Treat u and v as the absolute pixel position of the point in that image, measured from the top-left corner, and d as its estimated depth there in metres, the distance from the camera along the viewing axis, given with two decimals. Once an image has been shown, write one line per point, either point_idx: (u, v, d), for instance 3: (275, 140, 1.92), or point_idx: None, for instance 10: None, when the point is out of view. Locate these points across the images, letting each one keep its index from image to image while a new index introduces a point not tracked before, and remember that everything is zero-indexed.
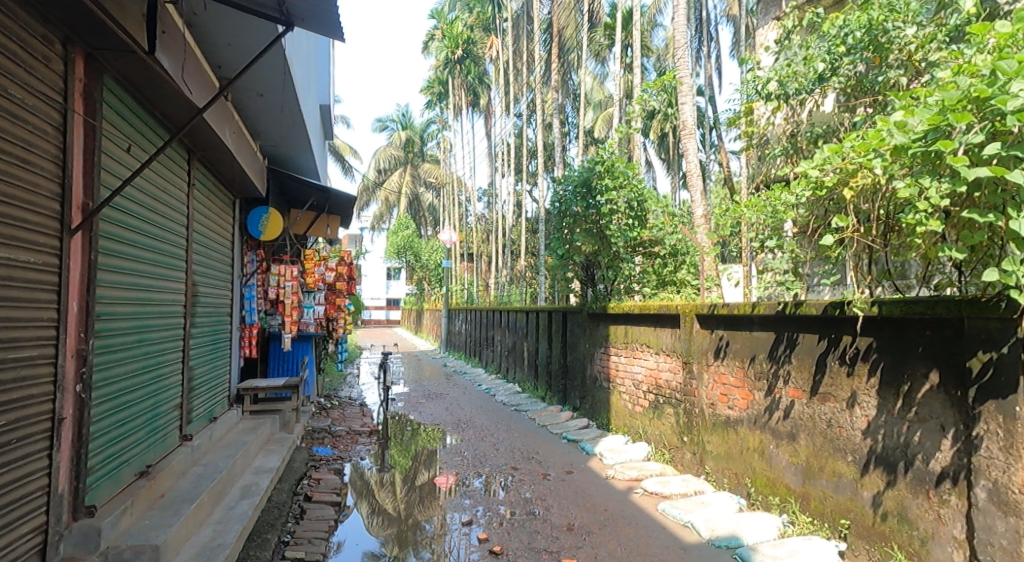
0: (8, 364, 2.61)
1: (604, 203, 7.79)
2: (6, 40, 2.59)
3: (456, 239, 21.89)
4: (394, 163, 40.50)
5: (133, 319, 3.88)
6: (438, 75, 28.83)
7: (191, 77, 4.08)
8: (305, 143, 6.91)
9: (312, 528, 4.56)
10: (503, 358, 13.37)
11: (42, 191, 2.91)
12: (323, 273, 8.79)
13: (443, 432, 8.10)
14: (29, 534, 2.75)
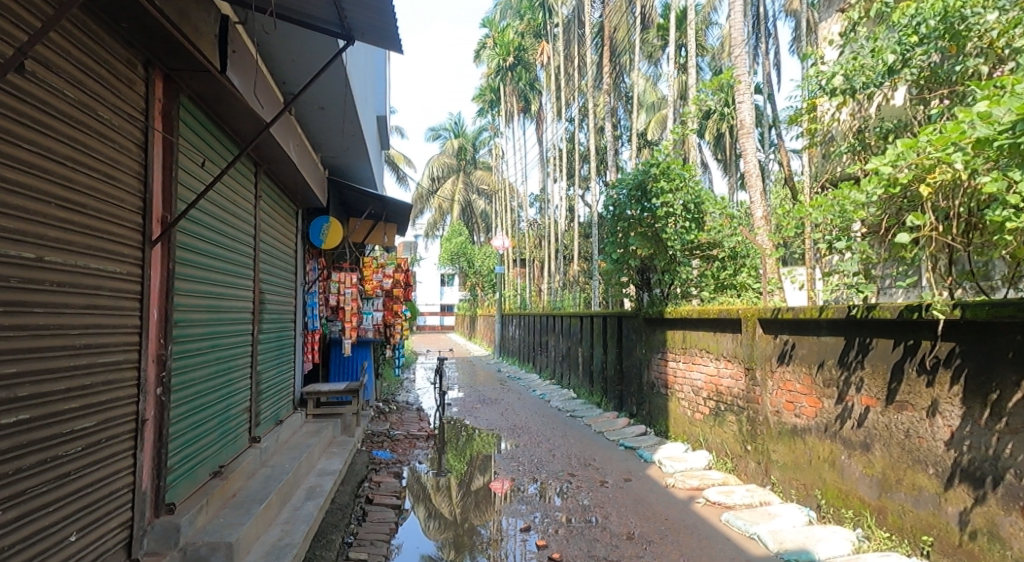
0: (95, 368, 2.85)
1: (659, 206, 7.67)
2: (93, 65, 2.82)
3: (508, 245, 21.98)
4: (447, 172, 41.26)
5: (206, 325, 4.05)
6: (489, 84, 29.08)
7: (259, 93, 4.25)
8: (362, 153, 7.09)
9: (373, 530, 4.65)
10: (558, 364, 13.28)
11: (125, 205, 3.12)
12: (381, 280, 9.07)
13: (497, 436, 8.14)
14: (115, 529, 2.96)
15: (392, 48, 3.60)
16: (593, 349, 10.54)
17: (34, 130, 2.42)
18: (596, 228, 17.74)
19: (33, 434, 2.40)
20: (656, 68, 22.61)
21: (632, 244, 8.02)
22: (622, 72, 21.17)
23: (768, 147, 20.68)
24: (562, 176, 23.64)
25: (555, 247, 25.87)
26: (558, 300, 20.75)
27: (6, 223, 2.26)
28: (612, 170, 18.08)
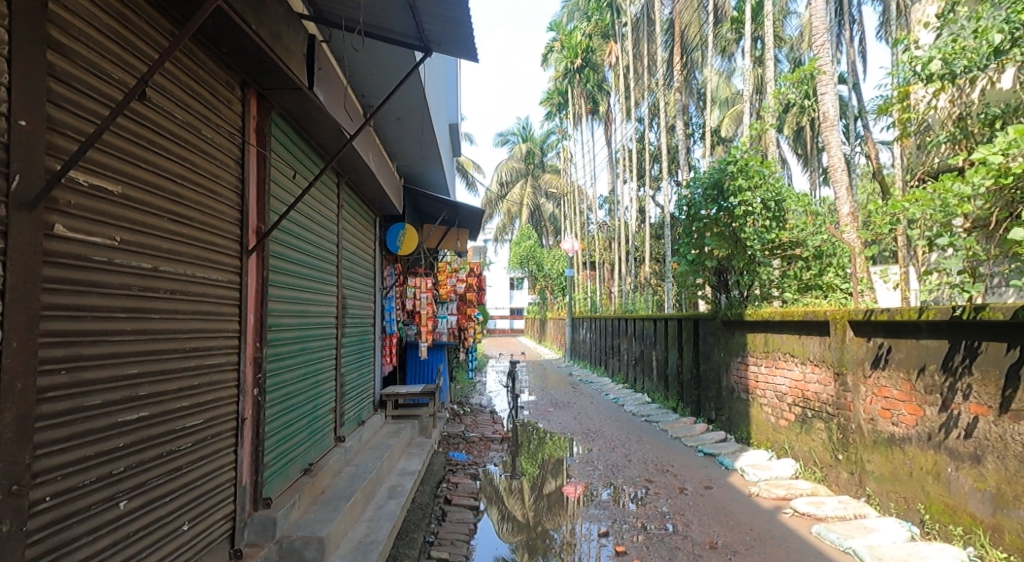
0: (202, 370, 3.18)
1: (737, 205, 7.43)
2: (198, 89, 3.08)
3: (578, 247, 21.88)
4: (515, 176, 41.57)
5: (296, 329, 4.27)
6: (556, 87, 29.04)
7: (341, 107, 4.43)
8: (434, 162, 7.26)
9: (453, 530, 4.73)
10: (631, 367, 13.08)
11: (225, 218, 3.38)
12: (455, 285, 9.44)
13: (570, 440, 8.11)
14: (221, 520, 3.23)
15: (468, 57, 3.65)
16: (668, 352, 10.30)
17: (150, 150, 2.77)
18: (670, 229, 17.30)
19: (150, 429, 2.77)
20: (729, 63, 21.84)
21: (707, 244, 7.79)
22: (694, 69, 20.62)
23: (854, 140, 19.35)
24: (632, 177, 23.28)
25: (626, 250, 25.43)
26: (629, 303, 20.39)
27: (126, 237, 2.64)
28: (685, 169, 17.59)
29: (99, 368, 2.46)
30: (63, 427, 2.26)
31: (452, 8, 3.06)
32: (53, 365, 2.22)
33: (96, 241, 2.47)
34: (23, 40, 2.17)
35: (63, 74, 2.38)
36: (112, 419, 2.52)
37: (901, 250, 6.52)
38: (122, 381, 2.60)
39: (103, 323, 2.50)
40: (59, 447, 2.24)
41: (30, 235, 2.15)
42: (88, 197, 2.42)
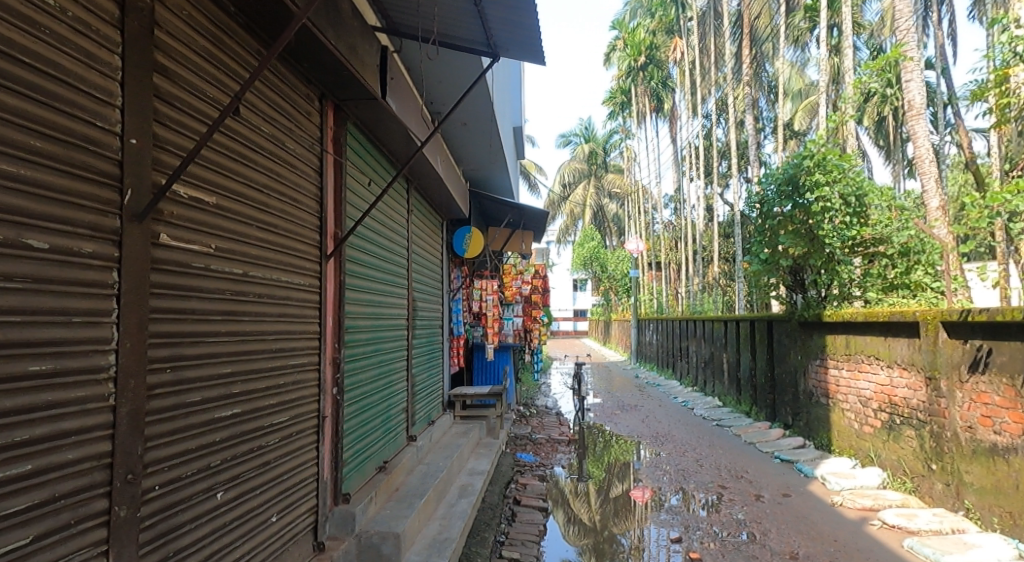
0: (286, 370, 3.34)
1: (814, 201, 7.17)
2: (281, 103, 3.26)
3: (643, 247, 21.55)
4: (577, 177, 41.31)
5: (370, 331, 4.41)
6: (618, 86, 28.73)
7: (413, 115, 4.55)
8: (499, 166, 7.35)
9: (523, 531, 4.75)
10: (700, 370, 12.75)
11: (306, 225, 3.55)
12: (520, 287, 9.53)
13: (637, 444, 8.00)
14: (304, 514, 3.38)
15: (535, 61, 3.67)
16: (740, 355, 9.98)
17: (239, 162, 2.95)
18: (741, 227, 16.75)
19: (242, 425, 2.95)
20: (802, 54, 20.92)
21: (783, 242, 7.53)
22: (765, 62, 19.90)
23: (944, 128, 17.68)
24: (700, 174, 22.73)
25: (694, 249, 24.81)
26: (697, 304, 19.88)
27: (220, 244, 2.83)
28: (756, 165, 17.01)
29: (198, 367, 2.66)
30: (168, 421, 2.46)
31: (521, 13, 3.09)
32: (160, 363, 2.43)
33: (194, 248, 2.66)
34: (133, 64, 2.35)
35: (166, 94, 2.57)
36: (210, 415, 2.72)
37: (1001, 245, 6.06)
38: (217, 379, 2.79)
39: (201, 325, 2.69)
40: (166, 441, 2.44)
41: (140, 244, 2.34)
42: (188, 208, 2.61)
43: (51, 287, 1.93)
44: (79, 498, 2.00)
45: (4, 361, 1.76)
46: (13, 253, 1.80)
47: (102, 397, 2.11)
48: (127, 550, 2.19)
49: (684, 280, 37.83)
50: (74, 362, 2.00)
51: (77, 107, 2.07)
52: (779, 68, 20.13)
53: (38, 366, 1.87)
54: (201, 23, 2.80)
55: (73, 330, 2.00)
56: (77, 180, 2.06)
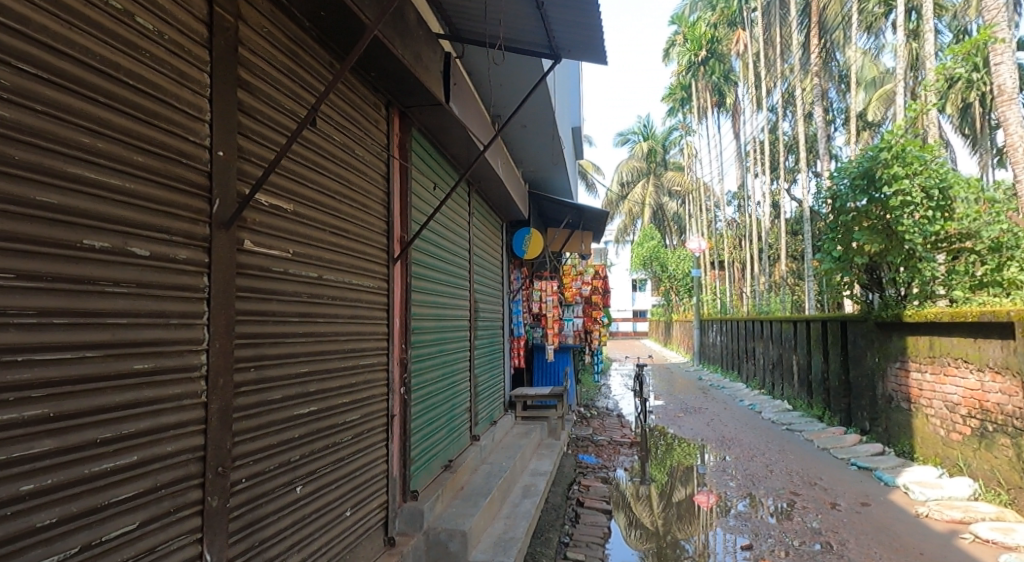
0: (358, 369, 3.47)
1: (892, 195, 6.88)
2: (351, 112, 3.38)
3: (705, 247, 21.07)
4: (636, 176, 40.63)
5: (434, 332, 4.50)
6: (678, 82, 28.30)
7: (474, 119, 4.61)
8: (559, 167, 7.35)
9: (588, 533, 4.73)
10: (768, 373, 12.33)
11: (375, 229, 3.66)
12: (581, 287, 9.42)
13: (702, 448, 7.83)
14: (375, 509, 3.49)
15: (597, 60, 3.64)
16: (812, 357, 9.58)
17: (314, 171, 3.08)
18: (810, 224, 16.10)
19: (319, 422, 3.08)
20: (876, 40, 19.79)
21: (857, 239, 7.29)
22: (835, 50, 19.02)
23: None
24: (766, 170, 22.04)
25: (759, 248, 24.05)
26: (764, 304, 19.22)
27: (297, 250, 2.96)
28: (825, 159, 16.32)
29: (279, 366, 2.80)
30: (253, 418, 2.60)
31: (584, 13, 3.07)
32: (245, 363, 2.57)
33: (274, 253, 2.79)
34: (219, 81, 2.50)
35: (248, 108, 2.72)
36: (290, 412, 2.85)
37: None
38: (295, 378, 2.92)
39: (280, 326, 2.82)
40: (251, 436, 2.58)
41: (227, 250, 2.48)
42: (269, 215, 2.75)
43: (153, 291, 2.07)
44: (176, 488, 2.14)
45: (113, 360, 1.91)
46: (121, 260, 1.94)
47: (195, 394, 2.26)
48: (218, 539, 2.33)
49: (747, 279, 36.58)
50: (170, 361, 2.14)
51: (173, 123, 2.22)
52: (849, 56, 19.26)
53: (141, 365, 2.01)
54: (279, 39, 2.94)
55: (170, 331, 2.14)
56: (172, 191, 2.20)
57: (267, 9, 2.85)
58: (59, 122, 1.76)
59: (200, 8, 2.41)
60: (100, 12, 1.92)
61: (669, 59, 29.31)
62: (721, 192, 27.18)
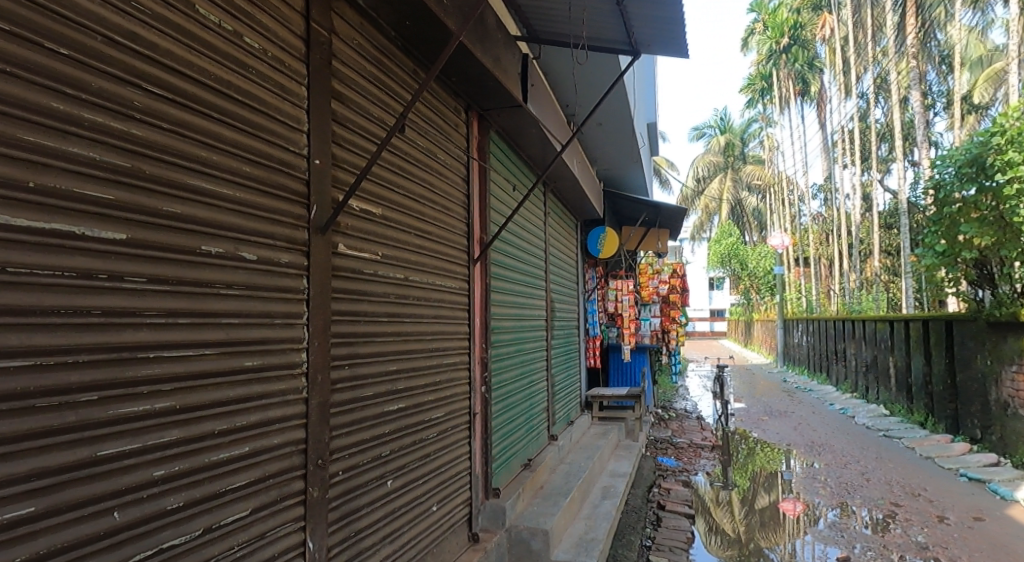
0: (441, 368, 3.55)
1: (1007, 184, 6.32)
2: (433, 117, 3.46)
3: (789, 242, 20.25)
4: (713, 171, 39.39)
5: (513, 331, 4.56)
6: (760, 71, 27.53)
7: (552, 119, 4.62)
8: (635, 164, 7.26)
9: (670, 537, 4.64)
10: (861, 376, 11.62)
11: (456, 231, 3.74)
12: (658, 286, 9.11)
13: (788, 453, 7.51)
14: (460, 505, 3.56)
15: (679, 55, 3.55)
16: (911, 359, 8.97)
17: (400, 176, 3.18)
18: (908, 217, 15.05)
19: (407, 418, 3.18)
20: (983, 16, 18.27)
21: (964, 232, 6.75)
22: (936, 29, 17.76)
23: None
24: (856, 160, 20.83)
25: (848, 243, 22.68)
26: (854, 303, 18.11)
27: (386, 252, 3.07)
28: (925, 147, 15.21)
29: (370, 364, 2.91)
30: (348, 413, 2.72)
31: (666, 7, 3.01)
32: (340, 360, 2.69)
33: (365, 255, 2.91)
34: (316, 93, 2.63)
35: (341, 117, 2.84)
36: (380, 408, 2.96)
37: None
38: (385, 375, 3.03)
39: (371, 325, 2.94)
40: (347, 431, 2.70)
41: (324, 254, 2.60)
42: (361, 220, 2.87)
43: (261, 293, 2.21)
44: (282, 479, 2.27)
45: (228, 356, 2.05)
46: (232, 264, 2.08)
47: (298, 390, 2.39)
48: (319, 527, 2.45)
49: (831, 277, 34.53)
50: (276, 359, 2.28)
51: (275, 135, 2.35)
52: (953, 34, 17.84)
53: (251, 362, 2.16)
54: (368, 50, 3.05)
55: (275, 330, 2.28)
56: (276, 199, 2.34)
57: (357, 22, 2.97)
58: (180, 137, 1.88)
59: (299, 25, 2.55)
60: (215, 35, 2.07)
61: (748, 47, 28.55)
62: (805, 185, 26.05)
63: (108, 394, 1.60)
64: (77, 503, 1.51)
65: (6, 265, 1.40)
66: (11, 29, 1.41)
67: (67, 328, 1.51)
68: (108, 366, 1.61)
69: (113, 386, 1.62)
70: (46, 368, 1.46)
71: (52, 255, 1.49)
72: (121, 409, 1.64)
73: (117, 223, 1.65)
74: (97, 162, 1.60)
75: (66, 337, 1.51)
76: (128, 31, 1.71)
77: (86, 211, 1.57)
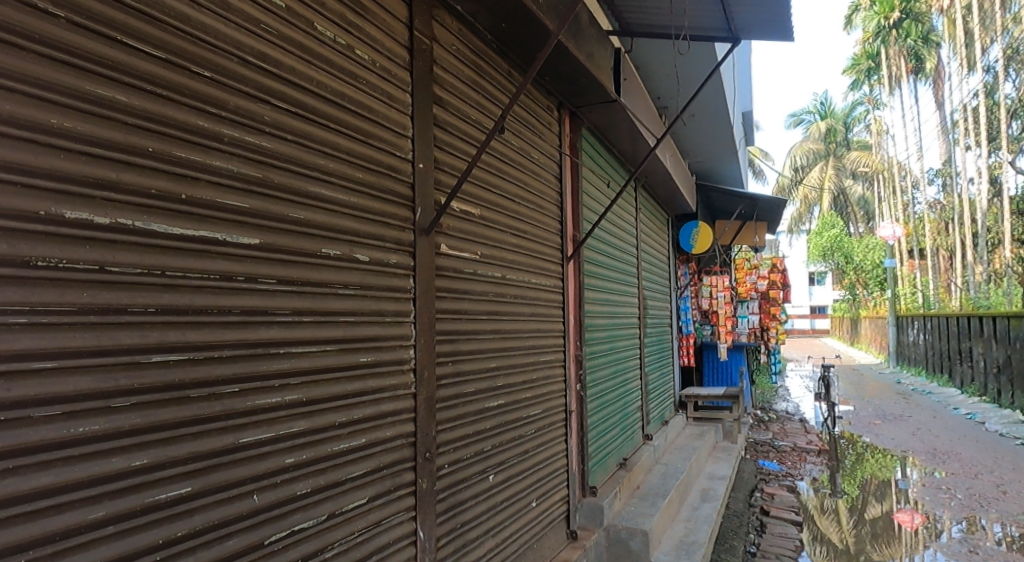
0: (538, 366, 3.58)
1: None
2: (527, 117, 3.49)
3: (901, 233, 18.75)
4: (811, 160, 37.11)
5: (606, 329, 4.53)
6: (866, 49, 25.69)
7: (645, 113, 4.52)
8: (731, 156, 6.97)
9: (777, 544, 4.44)
10: (993, 378, 10.53)
11: (550, 230, 3.75)
12: (756, 281, 8.79)
13: (905, 461, 6.97)
14: (558, 503, 3.58)
15: (781, 36, 3.37)
16: None
17: (498, 176, 3.24)
18: None
19: (507, 415, 3.23)
20: None
21: None
22: None
23: None
24: (981, 141, 18.88)
25: (972, 232, 20.62)
26: (982, 298, 16.37)
27: (485, 252, 3.14)
28: None
29: (472, 361, 2.98)
30: (452, 409, 2.80)
31: None
32: (444, 357, 2.77)
33: (465, 255, 2.98)
34: (419, 99, 2.72)
35: (443, 121, 2.92)
36: (482, 405, 3.02)
37: None
38: (485, 372, 3.09)
39: (472, 323, 3.01)
40: (451, 425, 2.78)
41: (428, 254, 2.69)
42: (461, 221, 2.95)
43: (373, 292, 2.32)
44: (394, 469, 2.37)
45: (345, 353, 2.16)
46: (348, 266, 2.19)
47: (406, 385, 2.49)
48: (428, 518, 2.54)
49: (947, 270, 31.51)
50: (386, 355, 2.38)
51: (383, 141, 2.45)
52: None
53: (365, 358, 2.26)
54: (466, 55, 3.13)
55: (386, 328, 2.38)
56: (384, 203, 2.44)
57: (456, 28, 3.05)
58: (302, 147, 1.99)
59: (403, 34, 2.65)
60: (330, 49, 2.18)
61: (852, 25, 26.74)
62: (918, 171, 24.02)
63: (247, 387, 1.72)
64: (222, 485, 1.63)
65: (163, 269, 1.50)
66: (164, 56, 1.53)
67: (215, 326, 1.63)
68: (247, 360, 1.73)
69: (252, 380, 1.74)
70: (198, 362, 1.58)
71: (201, 260, 1.60)
72: (257, 400, 1.76)
73: (251, 229, 1.77)
74: (234, 174, 1.72)
75: (214, 334, 1.63)
76: (257, 52, 1.84)
77: (227, 219, 1.69)
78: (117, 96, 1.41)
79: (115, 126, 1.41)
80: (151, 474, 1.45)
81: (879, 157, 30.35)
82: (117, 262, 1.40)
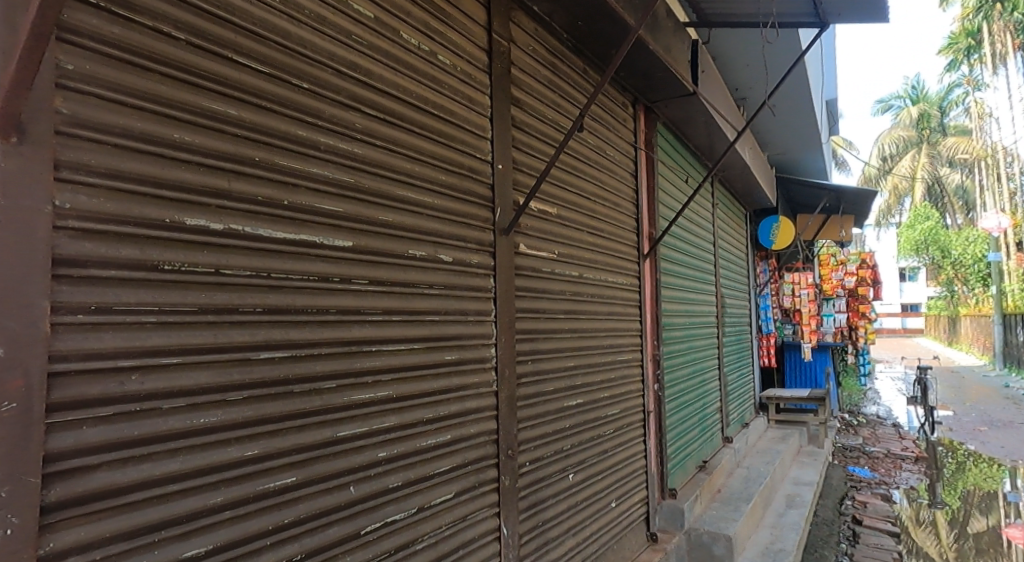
0: (615, 365, 3.55)
1: None
2: (602, 114, 3.47)
3: (1008, 225, 17.22)
4: (900, 148, 34.72)
5: (683, 328, 4.43)
6: (966, 26, 23.74)
7: (724, 105, 4.37)
8: (814, 147, 6.64)
9: (872, 556, 4.20)
10: None
11: (625, 228, 3.71)
12: (843, 279, 8.37)
13: (1016, 472, 6.42)
14: (637, 503, 3.54)
15: (873, 16, 3.17)
16: None
17: (575, 175, 3.23)
18: None
19: (585, 414, 3.22)
20: None
21: None
22: None
23: None
24: None
25: None
26: None
27: (563, 251, 3.14)
28: None
29: (551, 359, 2.99)
30: (532, 407, 2.81)
31: None
32: (523, 356, 2.80)
33: (544, 255, 3.00)
34: (498, 101, 2.76)
35: (521, 122, 2.95)
36: (561, 403, 3.02)
37: None
38: (564, 371, 3.09)
39: (550, 323, 3.01)
40: (532, 423, 2.80)
41: (508, 254, 2.72)
42: (539, 221, 2.96)
43: (456, 292, 2.37)
44: (478, 466, 2.41)
45: (430, 351, 2.21)
46: (432, 266, 2.24)
47: (488, 383, 2.52)
48: (512, 514, 2.57)
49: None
50: (469, 353, 2.43)
51: (464, 144, 2.49)
52: None
53: (449, 356, 2.31)
54: (543, 55, 3.14)
55: (468, 327, 2.43)
56: (466, 204, 2.48)
57: (532, 28, 3.06)
58: (390, 153, 2.06)
59: (482, 37, 2.69)
60: (414, 56, 2.24)
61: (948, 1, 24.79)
62: None
63: (344, 383, 1.80)
64: (323, 476, 1.71)
65: (269, 271, 1.59)
66: (268, 71, 1.62)
67: (316, 325, 1.71)
68: (344, 358, 1.81)
69: (348, 376, 1.81)
70: (301, 358, 1.66)
71: (302, 262, 1.69)
72: (353, 396, 1.84)
73: (346, 232, 1.85)
74: (331, 180, 1.80)
75: (314, 333, 1.71)
76: (350, 62, 1.91)
77: (325, 223, 1.77)
78: (230, 111, 1.50)
79: (226, 138, 1.49)
80: (262, 463, 1.54)
81: (978, 142, 27.97)
82: (231, 265, 1.49)
